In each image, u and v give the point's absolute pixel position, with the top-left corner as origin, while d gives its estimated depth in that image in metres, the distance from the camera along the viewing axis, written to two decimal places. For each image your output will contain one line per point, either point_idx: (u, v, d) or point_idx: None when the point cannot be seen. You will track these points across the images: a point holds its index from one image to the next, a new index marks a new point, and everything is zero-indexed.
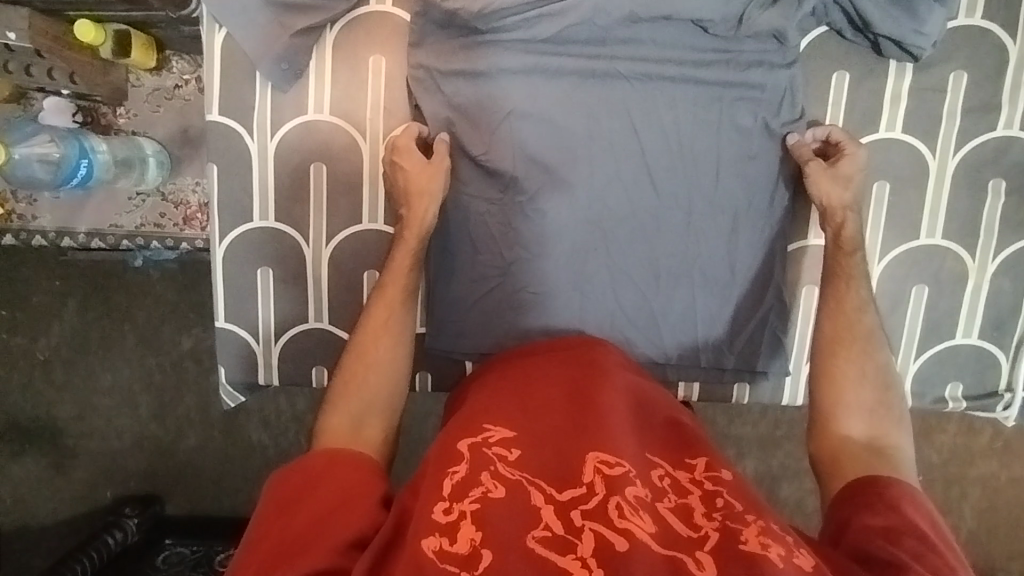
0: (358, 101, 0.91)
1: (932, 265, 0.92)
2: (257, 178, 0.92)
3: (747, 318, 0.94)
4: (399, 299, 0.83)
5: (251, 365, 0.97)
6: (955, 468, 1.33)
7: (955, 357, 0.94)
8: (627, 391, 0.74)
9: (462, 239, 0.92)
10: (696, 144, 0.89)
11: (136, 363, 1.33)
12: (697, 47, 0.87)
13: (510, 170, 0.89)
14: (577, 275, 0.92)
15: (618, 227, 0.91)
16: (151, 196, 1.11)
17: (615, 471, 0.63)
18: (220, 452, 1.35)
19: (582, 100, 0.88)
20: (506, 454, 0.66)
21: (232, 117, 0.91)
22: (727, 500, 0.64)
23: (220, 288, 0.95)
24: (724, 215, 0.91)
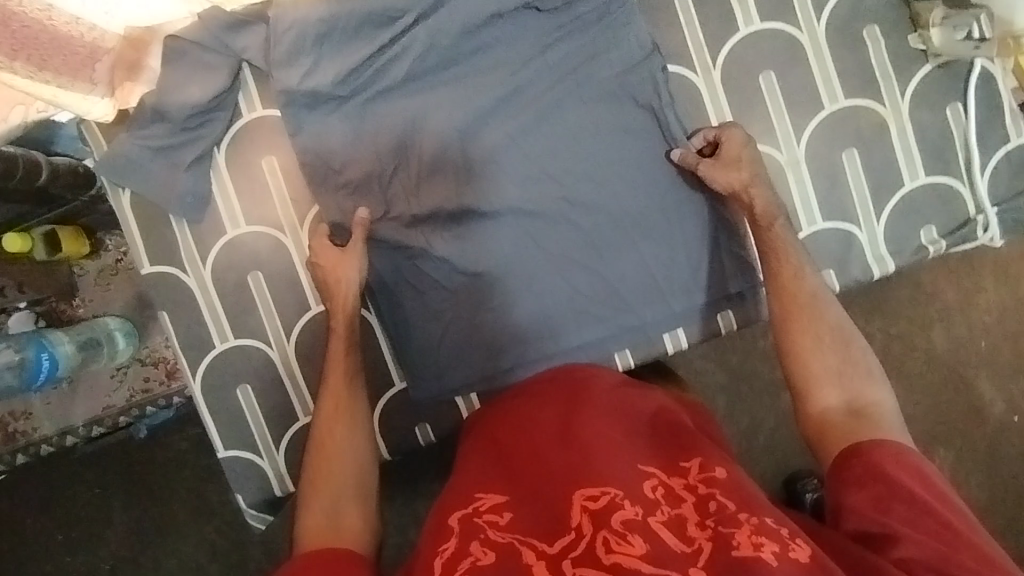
0: (267, 202, 0.95)
1: (850, 128, 0.92)
2: (205, 308, 0.96)
3: (699, 248, 0.94)
4: (344, 388, 0.84)
5: (264, 480, 0.99)
6: (1012, 321, 1.28)
7: (913, 205, 0.93)
8: (610, 409, 0.74)
9: (406, 286, 0.94)
10: (577, 113, 0.92)
11: (196, 533, 1.35)
12: (539, 32, 0.92)
13: (420, 207, 0.93)
14: (523, 276, 0.93)
15: (542, 231, 0.93)
16: (130, 366, 1.15)
17: (600, 503, 0.62)
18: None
19: (458, 121, 0.92)
20: (497, 519, 0.65)
21: (164, 262, 0.95)
22: (720, 501, 0.62)
23: (210, 420, 0.97)
24: (633, 167, 0.92)
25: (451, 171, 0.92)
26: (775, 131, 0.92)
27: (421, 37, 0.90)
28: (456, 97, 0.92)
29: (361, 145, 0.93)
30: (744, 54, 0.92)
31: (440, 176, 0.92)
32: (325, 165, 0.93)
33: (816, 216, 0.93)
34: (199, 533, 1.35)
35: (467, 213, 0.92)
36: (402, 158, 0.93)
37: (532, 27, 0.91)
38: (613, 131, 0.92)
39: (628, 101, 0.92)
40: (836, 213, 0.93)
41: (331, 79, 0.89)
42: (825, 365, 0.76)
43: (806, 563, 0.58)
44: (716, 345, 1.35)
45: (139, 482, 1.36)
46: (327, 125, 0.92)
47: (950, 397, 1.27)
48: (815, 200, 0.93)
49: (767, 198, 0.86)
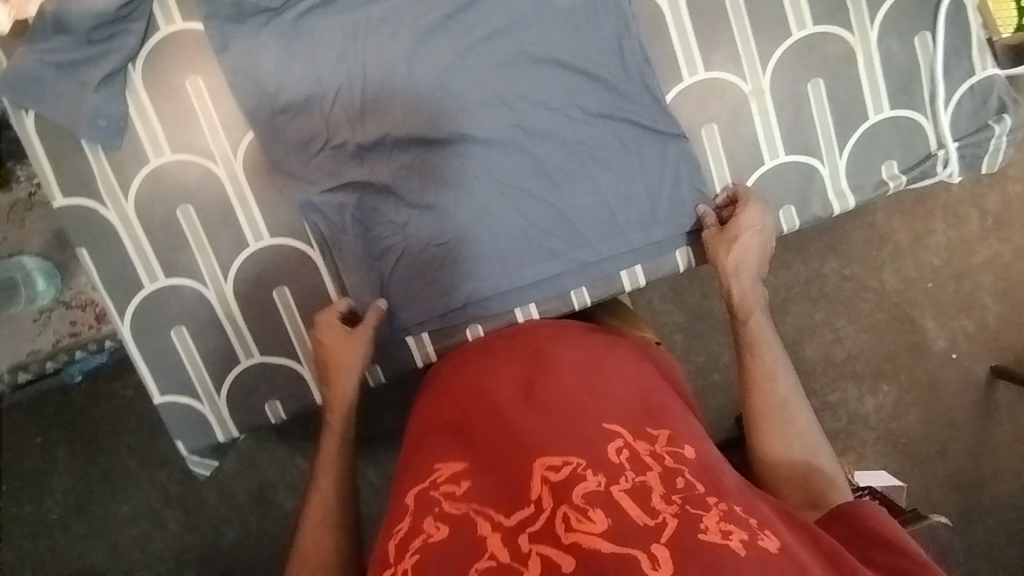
0: (193, 128, 0.86)
1: (817, 55, 0.88)
2: (130, 245, 0.88)
3: (659, 180, 0.89)
4: (333, 485, 0.76)
5: (205, 426, 0.94)
6: (958, 262, 1.30)
7: (877, 139, 0.90)
8: (573, 375, 0.72)
9: (349, 219, 0.88)
10: (526, 33, 0.86)
11: (145, 482, 1.30)
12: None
13: (360, 135, 0.86)
14: (473, 209, 0.88)
15: (494, 164, 0.87)
16: (54, 309, 1.07)
17: (561, 474, 0.58)
18: (258, 532, 1.30)
19: (398, 41, 0.85)
20: (455, 490, 0.61)
21: (80, 194, 0.86)
22: (687, 479, 0.59)
23: (144, 365, 0.91)
24: (587, 92, 0.87)
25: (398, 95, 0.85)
26: (740, 58, 0.88)
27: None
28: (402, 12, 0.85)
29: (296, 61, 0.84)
30: None
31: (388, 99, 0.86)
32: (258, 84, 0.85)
33: (778, 149, 0.90)
34: (148, 481, 1.30)
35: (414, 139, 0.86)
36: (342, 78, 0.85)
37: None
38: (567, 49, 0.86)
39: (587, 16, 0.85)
40: (799, 146, 0.90)
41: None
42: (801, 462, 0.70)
43: (776, 553, 0.53)
44: (674, 284, 1.35)
45: (77, 428, 1.30)
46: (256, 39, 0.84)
47: (899, 336, 1.30)
48: (779, 133, 0.90)
49: (747, 290, 0.81)
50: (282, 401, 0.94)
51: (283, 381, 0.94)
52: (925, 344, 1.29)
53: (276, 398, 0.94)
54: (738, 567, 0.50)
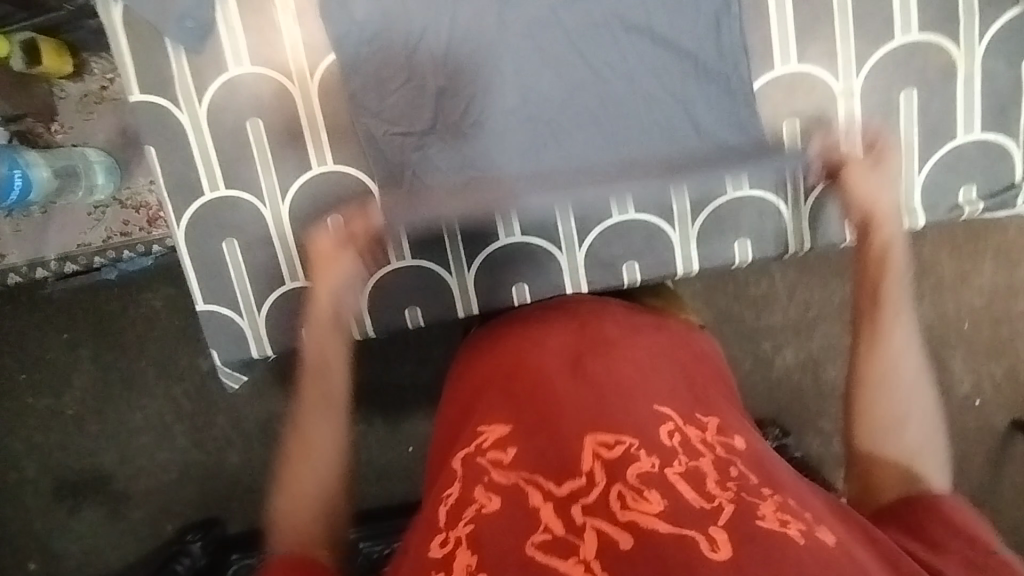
0: (275, 44, 0.86)
1: (914, 65, 0.85)
2: (197, 151, 0.89)
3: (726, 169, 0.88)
4: (319, 403, 0.70)
5: (240, 342, 0.95)
6: (1000, 307, 1.26)
7: (961, 160, 0.88)
8: (623, 356, 0.72)
9: (408, 157, 0.88)
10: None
11: (163, 394, 1.33)
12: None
13: (432, 77, 0.86)
14: (533, 172, 0.87)
15: (562, 129, 0.86)
16: (110, 206, 1.09)
17: (615, 452, 0.60)
18: (263, 459, 1.33)
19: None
20: (502, 457, 0.63)
21: (155, 93, 0.87)
22: (741, 469, 0.60)
23: (192, 271, 0.93)
24: (668, 66, 0.85)
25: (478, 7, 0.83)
26: (837, 55, 0.85)
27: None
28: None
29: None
30: None
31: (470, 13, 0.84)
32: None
33: None
34: (165, 393, 1.33)
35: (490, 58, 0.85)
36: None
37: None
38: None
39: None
40: None
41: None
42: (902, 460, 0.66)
43: (833, 546, 0.54)
44: (711, 283, 1.33)
45: (108, 329, 1.32)
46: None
47: None
48: None
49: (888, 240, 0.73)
50: None
51: None
52: (950, 385, 1.27)
53: None
54: (798, 557, 0.52)
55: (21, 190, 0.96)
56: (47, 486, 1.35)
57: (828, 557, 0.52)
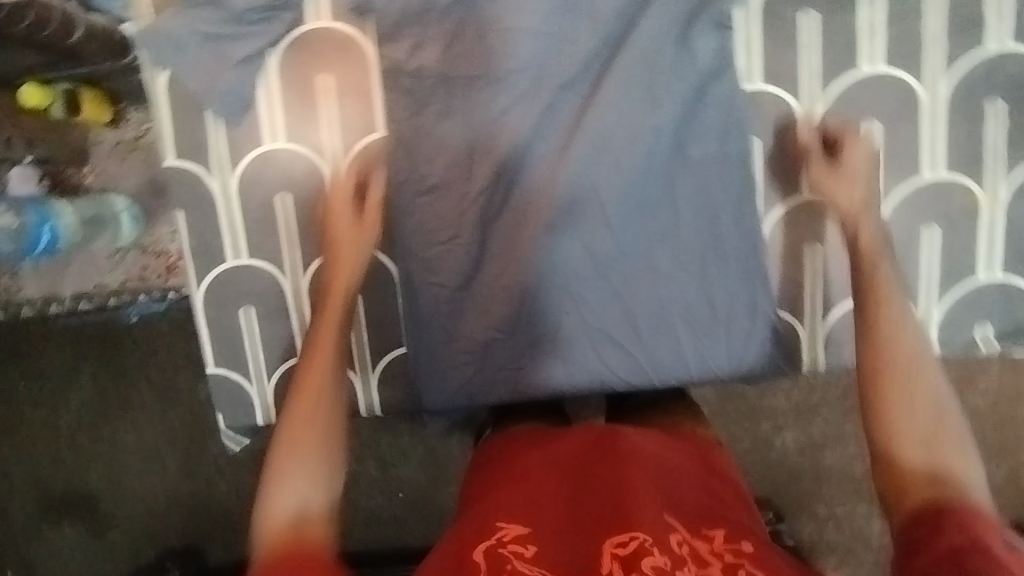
0: (313, 124, 0.88)
1: (940, 203, 0.86)
2: (224, 219, 0.90)
3: (742, 347, 0.88)
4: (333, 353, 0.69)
5: (247, 406, 0.95)
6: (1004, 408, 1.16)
7: (979, 299, 0.88)
8: (637, 461, 0.71)
9: (431, 307, 0.88)
10: (653, 181, 0.84)
11: (158, 420, 1.31)
12: (660, 119, 0.82)
13: (466, 236, 0.87)
14: (553, 333, 0.88)
15: (584, 294, 0.87)
16: (130, 250, 1.10)
17: (629, 549, 0.62)
18: (250, 496, 1.30)
19: (536, 165, 0.85)
20: (522, 550, 0.63)
21: (190, 159, 0.88)
22: (752, 571, 0.61)
23: (206, 334, 0.93)
24: (691, 254, 0.86)
25: (513, 325, 0.87)
26: None
27: (556, 161, 0.84)
28: (612, 266, 0.86)
29: (438, 275, 0.87)
30: (856, 97, 0.85)
31: (492, 329, 0.87)
32: (421, 290, 0.88)
33: None
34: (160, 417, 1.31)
35: (483, 394, 0.88)
36: (486, 234, 0.87)
37: (692, 88, 0.82)
38: (656, 374, 0.88)
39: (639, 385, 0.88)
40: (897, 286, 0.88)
41: (434, 67, 0.84)
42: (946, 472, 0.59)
43: None
44: None
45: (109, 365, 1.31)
46: (444, 203, 0.86)
47: None
48: None
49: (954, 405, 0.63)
50: None
51: None
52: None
53: None
54: None
55: (49, 242, 0.98)
56: (31, 498, 1.33)
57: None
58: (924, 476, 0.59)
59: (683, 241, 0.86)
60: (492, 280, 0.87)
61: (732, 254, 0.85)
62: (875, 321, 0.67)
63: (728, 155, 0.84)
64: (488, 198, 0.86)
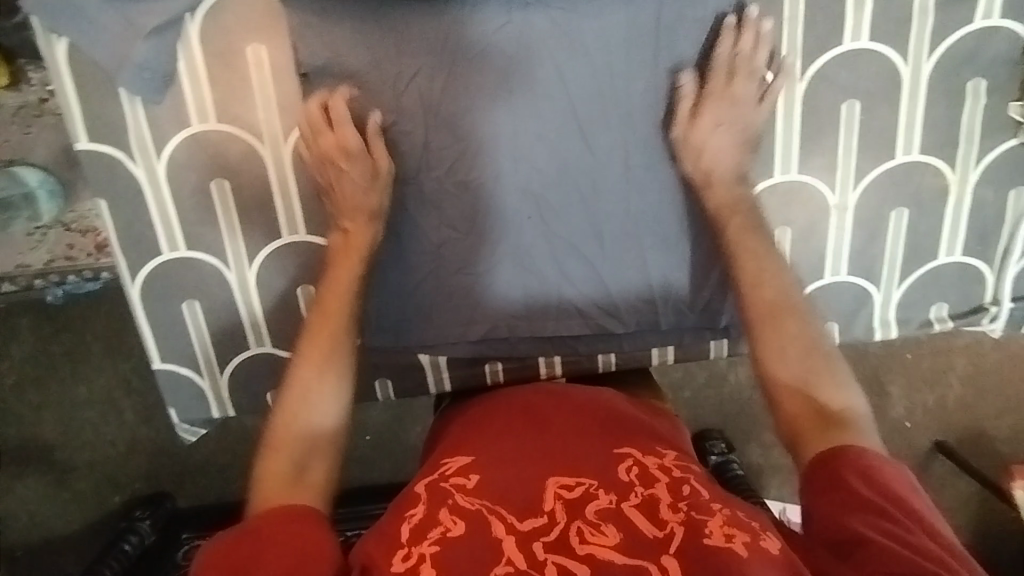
0: (246, 101, 0.78)
1: (910, 186, 0.84)
2: (154, 208, 0.82)
3: (704, 280, 0.86)
4: (342, 329, 0.73)
5: (201, 399, 0.91)
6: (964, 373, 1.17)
7: (939, 279, 0.89)
8: (592, 406, 0.71)
9: (385, 225, 0.83)
10: (628, 84, 0.79)
11: (110, 369, 1.24)
12: (653, 47, 0.78)
13: (423, 142, 0.80)
14: (515, 248, 0.84)
15: (549, 204, 0.83)
16: (52, 228, 1.00)
17: (575, 492, 0.60)
18: (203, 462, 1.26)
19: (498, 59, 0.78)
20: (465, 483, 0.63)
21: (107, 142, 0.78)
22: (692, 487, 0.61)
23: (146, 328, 0.87)
24: (667, 167, 0.82)
25: (470, 225, 0.83)
26: (837, 167, 0.84)
27: (541, 91, 0.79)
28: (582, 175, 0.82)
29: (395, 182, 0.81)
30: (837, 74, 0.80)
31: (467, 269, 0.85)
32: (386, 230, 0.83)
33: (841, 266, 0.88)
34: (112, 367, 1.24)
35: (448, 341, 0.87)
36: (441, 137, 0.80)
37: (697, 14, 0.77)
38: (620, 291, 0.86)
39: (603, 337, 0.88)
40: (862, 268, 0.88)
41: None
42: (849, 448, 0.60)
43: (777, 553, 0.55)
44: None
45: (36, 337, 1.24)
46: (421, 137, 0.80)
47: None
48: (848, 250, 0.87)
49: (838, 392, 0.64)
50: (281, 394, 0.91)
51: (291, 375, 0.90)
52: (885, 409, 1.16)
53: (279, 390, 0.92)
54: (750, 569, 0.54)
55: None
56: None
57: (772, 566, 0.54)
58: (827, 445, 0.61)
59: (666, 180, 0.82)
60: (446, 190, 0.82)
61: None
62: (765, 289, 0.71)
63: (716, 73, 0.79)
64: (448, 97, 0.79)
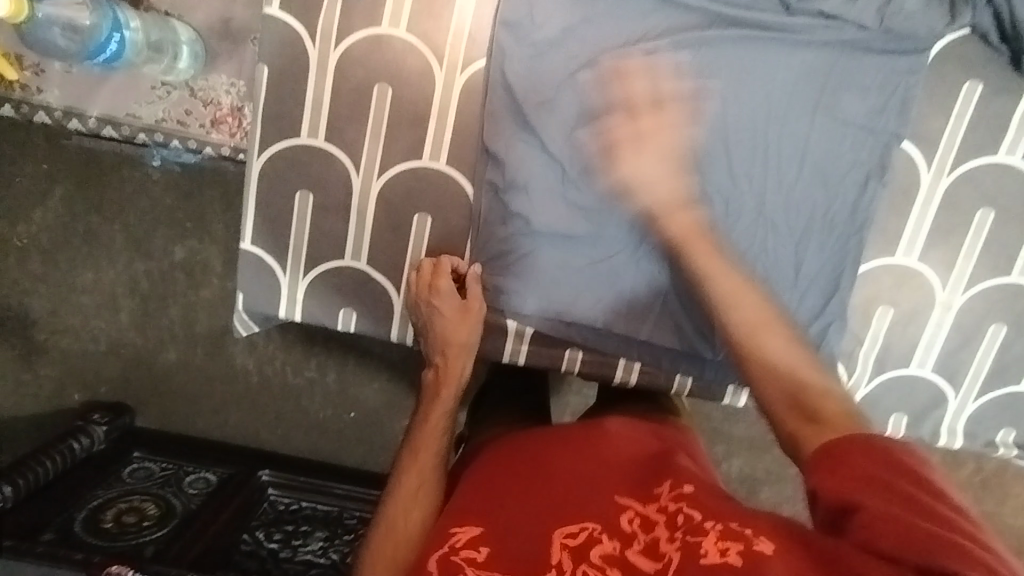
0: (441, 22, 0.80)
1: (1016, 307, 0.87)
2: (311, 91, 0.82)
3: (801, 332, 0.85)
4: (432, 463, 0.72)
5: (273, 294, 0.88)
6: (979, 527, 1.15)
7: (1014, 405, 0.90)
8: (591, 449, 0.70)
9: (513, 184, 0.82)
10: (785, 126, 0.81)
11: (123, 267, 1.17)
12: (818, 97, 0.80)
13: (578, 118, 0.80)
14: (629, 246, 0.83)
15: None
16: (178, 89, 0.99)
17: (579, 539, 0.60)
18: (201, 373, 1.22)
19: (664, 70, 0.79)
20: (475, 555, 0.61)
21: (295, 15, 0.80)
22: (687, 512, 0.60)
23: (252, 205, 0.86)
24: (798, 215, 0.83)
25: (596, 213, 0.81)
26: (954, 267, 0.86)
27: (681, 110, 0.80)
28: (719, 196, 0.82)
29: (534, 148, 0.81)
30: (984, 180, 0.84)
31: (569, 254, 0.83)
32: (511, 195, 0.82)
33: (929, 361, 0.89)
34: (127, 262, 1.17)
35: (538, 314, 0.86)
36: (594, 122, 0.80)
37: (861, 81, 0.80)
38: None
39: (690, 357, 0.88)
40: (946, 369, 0.90)
41: None
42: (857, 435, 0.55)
43: (772, 555, 0.54)
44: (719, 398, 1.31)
45: (92, 198, 1.15)
46: (573, 119, 0.80)
47: None
48: (939, 348, 0.89)
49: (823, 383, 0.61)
50: (358, 315, 0.89)
51: (372, 299, 0.88)
52: None
53: (355, 309, 0.88)
54: None
55: (113, 52, 0.93)
56: None
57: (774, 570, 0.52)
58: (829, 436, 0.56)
59: (795, 224, 0.83)
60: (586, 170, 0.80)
61: (836, 226, 0.83)
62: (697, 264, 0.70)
63: (870, 143, 0.81)
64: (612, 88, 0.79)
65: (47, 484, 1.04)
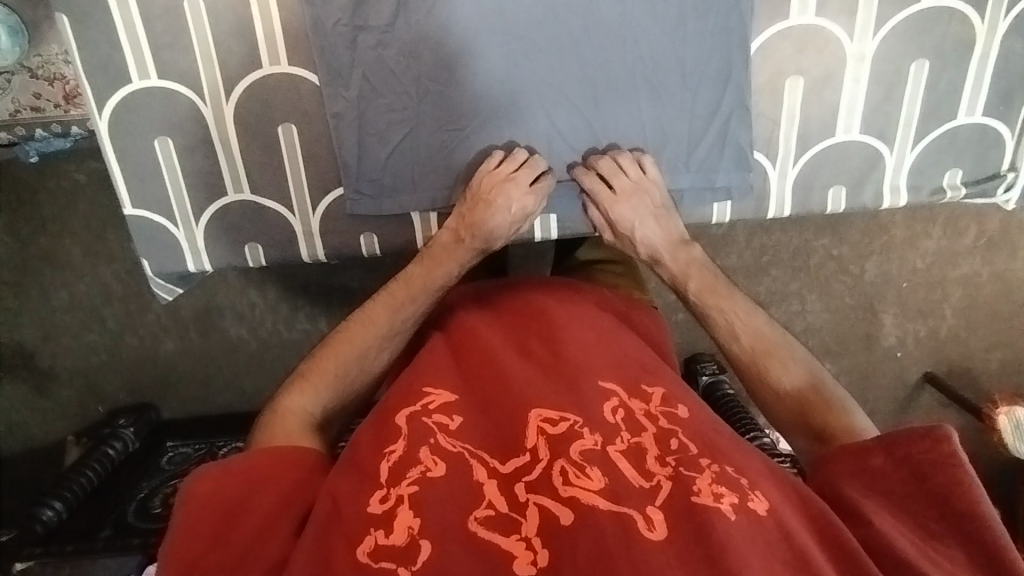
0: None
1: (935, 35, 0.80)
2: (120, 27, 0.76)
3: (702, 131, 0.81)
4: (424, 292, 0.71)
5: (177, 252, 0.87)
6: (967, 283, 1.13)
7: (954, 143, 0.85)
8: (579, 333, 0.64)
9: (360, 70, 0.77)
10: None
11: (89, 275, 1.10)
12: None
13: None
14: (502, 98, 0.78)
15: (538, 48, 0.77)
16: (17, 74, 0.94)
17: (559, 428, 0.53)
18: (199, 358, 1.17)
19: None
20: (447, 423, 0.55)
21: None
22: (681, 440, 0.53)
23: (117, 167, 0.82)
24: (668, 7, 0.76)
25: (451, 74, 0.77)
26: (857, 10, 0.78)
27: None
28: (578, 14, 0.76)
29: (369, 23, 0.76)
30: None
31: (447, 126, 0.79)
32: (362, 85, 0.78)
33: (854, 123, 0.83)
34: (92, 270, 1.10)
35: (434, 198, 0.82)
36: None
37: None
38: (613, 143, 0.81)
39: None
40: (875, 127, 0.84)
41: None
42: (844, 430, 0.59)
43: (763, 515, 0.48)
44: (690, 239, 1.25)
45: (24, 218, 1.07)
46: None
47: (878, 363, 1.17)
48: (862, 105, 0.83)
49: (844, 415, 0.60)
50: (264, 247, 0.87)
51: (271, 228, 0.86)
52: (878, 337, 1.16)
53: (258, 242, 0.86)
54: (729, 531, 0.46)
55: None
56: None
57: (759, 533, 0.46)
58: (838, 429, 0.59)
59: (666, 17, 0.76)
60: (431, 33, 0.76)
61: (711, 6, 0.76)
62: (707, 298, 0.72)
63: None
64: None
65: (94, 492, 0.99)
